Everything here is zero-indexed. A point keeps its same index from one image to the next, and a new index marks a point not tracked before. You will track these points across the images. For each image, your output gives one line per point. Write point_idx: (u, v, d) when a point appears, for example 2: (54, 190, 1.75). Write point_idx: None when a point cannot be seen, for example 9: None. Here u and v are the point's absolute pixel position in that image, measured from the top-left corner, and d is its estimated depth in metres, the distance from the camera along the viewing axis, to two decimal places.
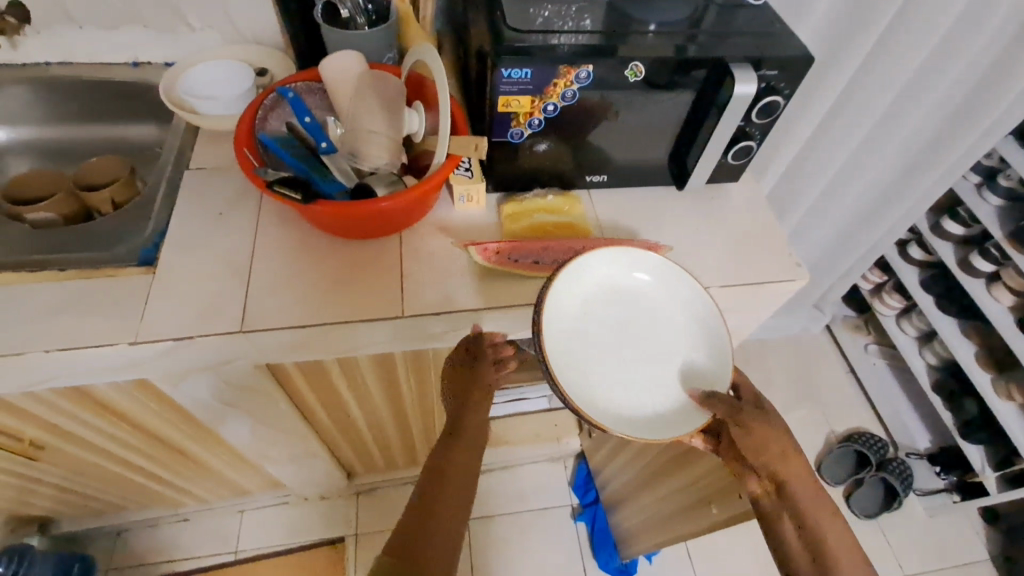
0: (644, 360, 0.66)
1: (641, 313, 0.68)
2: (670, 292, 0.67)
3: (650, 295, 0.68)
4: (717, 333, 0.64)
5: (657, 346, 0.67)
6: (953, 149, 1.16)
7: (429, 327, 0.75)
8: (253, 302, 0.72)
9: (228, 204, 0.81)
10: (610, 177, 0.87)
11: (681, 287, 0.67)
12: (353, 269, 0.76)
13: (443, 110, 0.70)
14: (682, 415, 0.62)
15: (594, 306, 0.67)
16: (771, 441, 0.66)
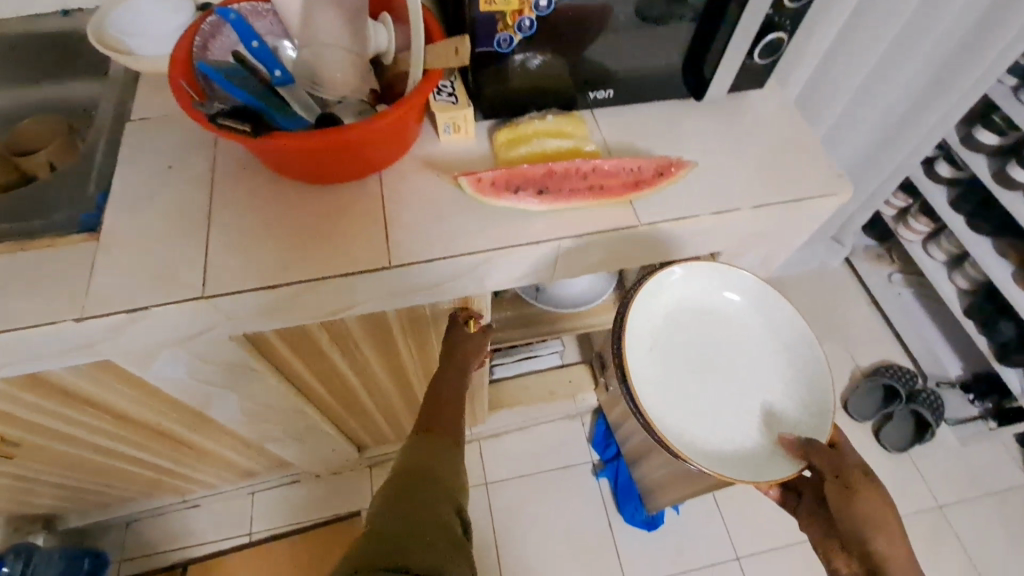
0: (726, 382, 0.72)
1: (723, 331, 0.73)
2: (754, 313, 0.73)
3: (737, 314, 0.74)
4: (812, 382, 0.69)
5: (746, 380, 0.71)
6: (1002, 32, 1.04)
7: (422, 274, 0.66)
8: (217, 263, 0.63)
9: (178, 156, 0.70)
10: (616, 93, 0.75)
11: (774, 311, 0.72)
12: (328, 218, 0.66)
13: (414, 13, 0.58)
14: (775, 464, 0.66)
15: (679, 320, 0.74)
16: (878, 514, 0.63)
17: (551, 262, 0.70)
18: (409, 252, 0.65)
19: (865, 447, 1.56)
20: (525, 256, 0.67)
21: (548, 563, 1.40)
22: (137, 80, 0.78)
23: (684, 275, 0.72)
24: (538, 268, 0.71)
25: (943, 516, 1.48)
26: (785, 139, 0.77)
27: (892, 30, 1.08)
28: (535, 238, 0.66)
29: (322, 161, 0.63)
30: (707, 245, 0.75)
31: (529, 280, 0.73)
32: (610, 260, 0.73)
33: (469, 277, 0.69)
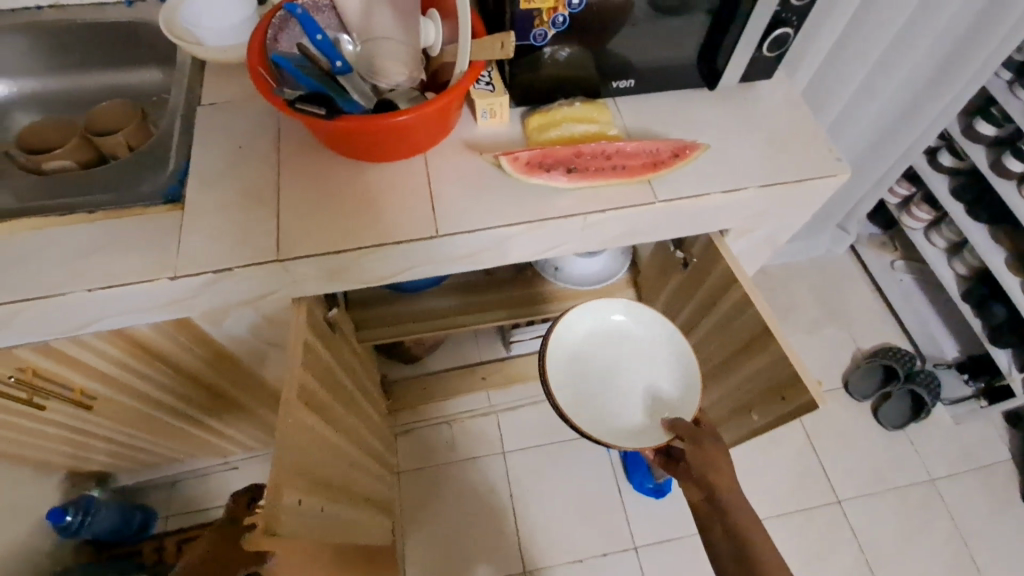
0: (626, 381, 0.95)
1: (626, 344, 0.98)
2: (640, 328, 0.98)
3: (635, 332, 0.98)
4: (687, 372, 0.92)
5: (639, 375, 0.95)
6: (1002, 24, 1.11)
7: (463, 242, 0.74)
8: (285, 231, 0.72)
9: (246, 137, 0.79)
10: (637, 82, 0.83)
11: (659, 329, 0.96)
12: (378, 194, 0.75)
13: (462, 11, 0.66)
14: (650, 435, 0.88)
15: (594, 338, 0.98)
16: (720, 461, 0.80)
17: (578, 234, 0.78)
18: (454, 221, 0.73)
19: (863, 424, 1.64)
20: (554, 227, 0.75)
21: (561, 527, 1.49)
22: (204, 68, 0.87)
23: (582, 310, 0.97)
24: (566, 240, 0.79)
25: (935, 489, 1.56)
26: (790, 126, 0.84)
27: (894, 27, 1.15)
28: (562, 212, 0.75)
29: (374, 144, 0.72)
30: (717, 222, 0.83)
31: (555, 251, 0.81)
32: (629, 233, 0.81)
33: (504, 246, 0.77)
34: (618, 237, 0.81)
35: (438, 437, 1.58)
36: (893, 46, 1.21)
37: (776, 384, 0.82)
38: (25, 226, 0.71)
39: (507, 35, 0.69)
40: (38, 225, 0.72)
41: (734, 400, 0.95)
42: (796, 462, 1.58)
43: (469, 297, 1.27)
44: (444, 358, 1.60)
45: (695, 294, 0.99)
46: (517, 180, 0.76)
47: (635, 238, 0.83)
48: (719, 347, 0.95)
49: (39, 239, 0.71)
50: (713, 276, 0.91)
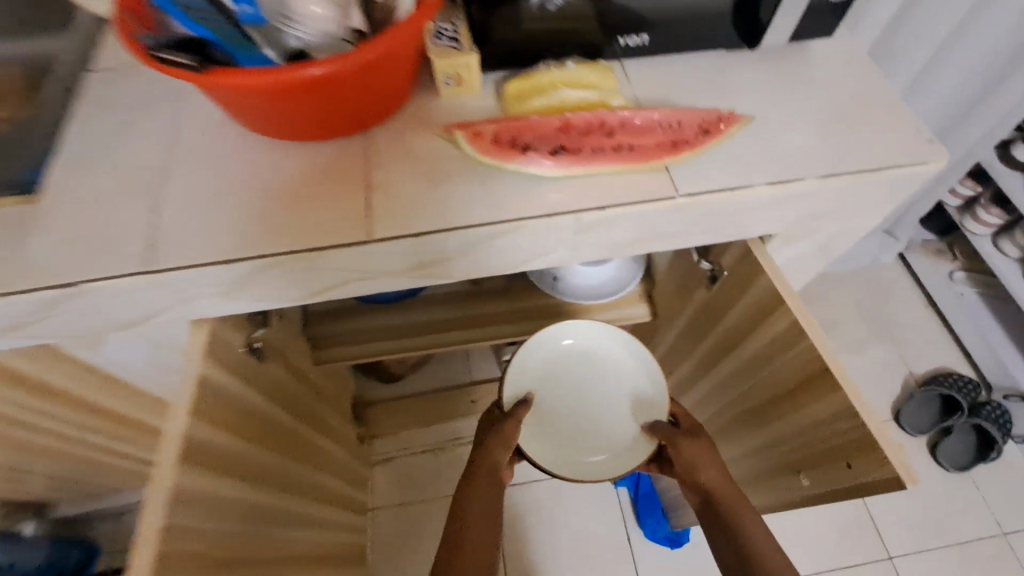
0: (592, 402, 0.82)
1: (583, 363, 0.83)
2: (592, 344, 0.83)
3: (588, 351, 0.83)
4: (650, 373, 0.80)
5: (604, 390, 0.82)
6: None
7: (409, 250, 0.55)
8: (167, 232, 0.53)
9: (138, 111, 0.61)
10: (653, 40, 0.63)
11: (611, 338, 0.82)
12: (299, 184, 0.56)
13: None
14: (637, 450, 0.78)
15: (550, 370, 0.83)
16: (705, 461, 0.69)
17: (568, 241, 0.58)
18: (395, 222, 0.54)
19: (917, 464, 1.39)
20: (532, 231, 0.55)
21: None
22: (102, 28, 0.69)
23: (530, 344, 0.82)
24: (552, 248, 0.58)
25: (1007, 544, 1.32)
26: (860, 97, 0.63)
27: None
28: (544, 209, 0.55)
29: (291, 113, 0.53)
30: (757, 225, 0.62)
31: (540, 263, 0.61)
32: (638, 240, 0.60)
33: (467, 255, 0.57)
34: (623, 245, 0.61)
35: (422, 468, 1.38)
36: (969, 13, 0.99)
37: (839, 443, 0.61)
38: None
39: None
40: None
41: (777, 456, 0.73)
42: (838, 508, 1.34)
43: (448, 312, 1.07)
44: (429, 377, 1.41)
45: (722, 318, 0.78)
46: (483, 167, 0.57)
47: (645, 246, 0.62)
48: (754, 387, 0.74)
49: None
50: (749, 297, 0.70)
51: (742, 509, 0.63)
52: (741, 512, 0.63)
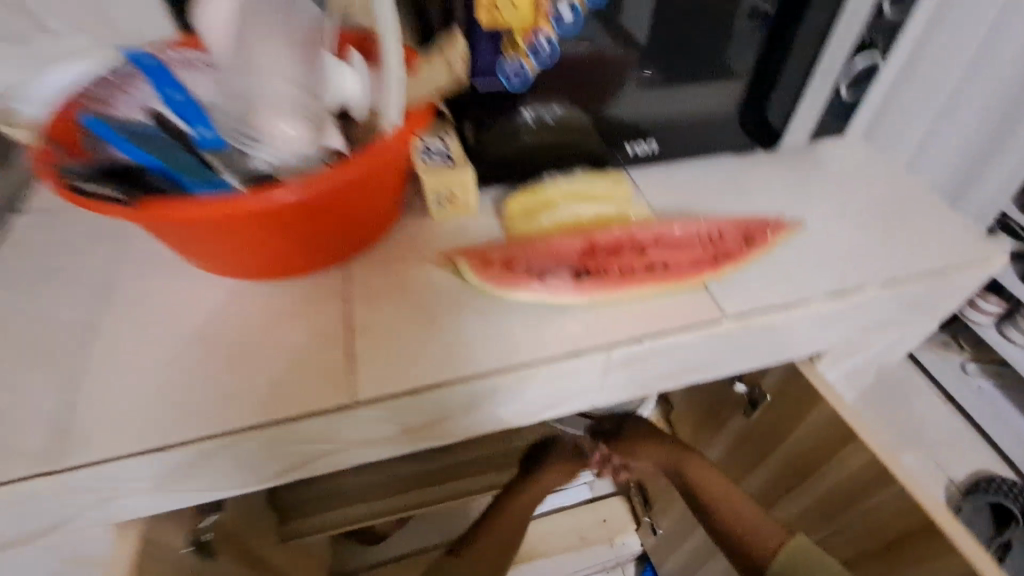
0: None
1: None
2: None
3: None
4: None
5: None
6: None
7: (416, 410, 0.42)
8: (88, 409, 0.40)
9: (70, 258, 0.50)
10: (663, 151, 0.57)
11: None
12: (257, 338, 0.44)
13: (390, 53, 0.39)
14: None
15: None
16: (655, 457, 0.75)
17: (609, 380, 0.46)
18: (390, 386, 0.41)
19: None
20: (548, 374, 0.43)
21: None
22: None
23: None
24: (595, 389, 0.47)
25: None
26: (895, 195, 0.58)
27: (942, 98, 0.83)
28: (598, 338, 0.44)
29: (221, 224, 0.40)
30: (816, 337, 0.51)
31: (580, 407, 0.49)
32: (696, 372, 0.49)
33: (485, 409, 0.44)
34: (681, 380, 0.50)
35: None
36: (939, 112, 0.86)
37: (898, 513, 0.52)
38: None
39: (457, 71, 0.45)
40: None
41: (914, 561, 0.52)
42: None
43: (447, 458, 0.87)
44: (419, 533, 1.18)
45: (767, 431, 0.66)
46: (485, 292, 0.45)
47: (709, 377, 0.51)
48: (820, 482, 0.59)
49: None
50: (796, 400, 0.59)
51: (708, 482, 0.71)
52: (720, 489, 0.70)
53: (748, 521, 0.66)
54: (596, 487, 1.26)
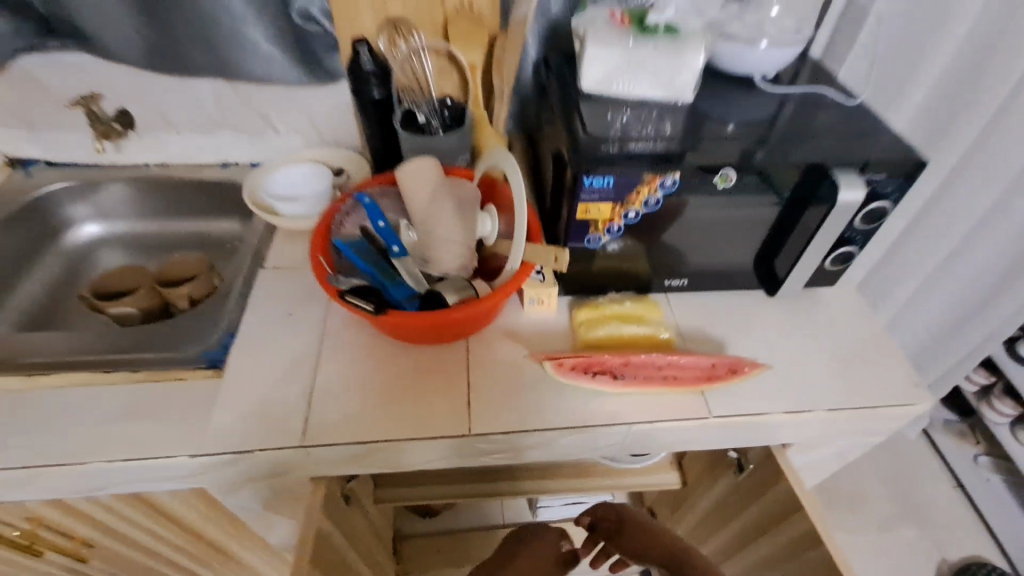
0: None
1: None
2: None
3: None
4: None
5: None
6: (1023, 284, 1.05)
7: (505, 441, 0.68)
8: (317, 407, 0.69)
9: (299, 304, 0.80)
10: (690, 281, 0.81)
11: None
12: (412, 381, 0.71)
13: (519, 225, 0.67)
14: None
15: None
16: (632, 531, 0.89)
17: (629, 442, 0.71)
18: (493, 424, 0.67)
19: None
20: (592, 433, 0.68)
21: None
22: (273, 233, 0.92)
23: None
24: (620, 444, 0.71)
25: None
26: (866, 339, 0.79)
27: (939, 253, 1.11)
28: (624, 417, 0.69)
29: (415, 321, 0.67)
30: (778, 431, 0.73)
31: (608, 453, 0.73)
32: (690, 443, 0.73)
33: (546, 446, 0.69)
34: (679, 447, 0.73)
35: None
36: (945, 261, 1.12)
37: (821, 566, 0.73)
38: (54, 382, 0.71)
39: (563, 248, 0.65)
40: (48, 386, 0.71)
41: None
42: None
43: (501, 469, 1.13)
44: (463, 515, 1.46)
45: (747, 488, 0.87)
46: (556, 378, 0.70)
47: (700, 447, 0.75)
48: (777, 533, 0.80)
49: (61, 397, 0.70)
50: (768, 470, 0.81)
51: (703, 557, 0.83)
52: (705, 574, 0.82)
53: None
54: None
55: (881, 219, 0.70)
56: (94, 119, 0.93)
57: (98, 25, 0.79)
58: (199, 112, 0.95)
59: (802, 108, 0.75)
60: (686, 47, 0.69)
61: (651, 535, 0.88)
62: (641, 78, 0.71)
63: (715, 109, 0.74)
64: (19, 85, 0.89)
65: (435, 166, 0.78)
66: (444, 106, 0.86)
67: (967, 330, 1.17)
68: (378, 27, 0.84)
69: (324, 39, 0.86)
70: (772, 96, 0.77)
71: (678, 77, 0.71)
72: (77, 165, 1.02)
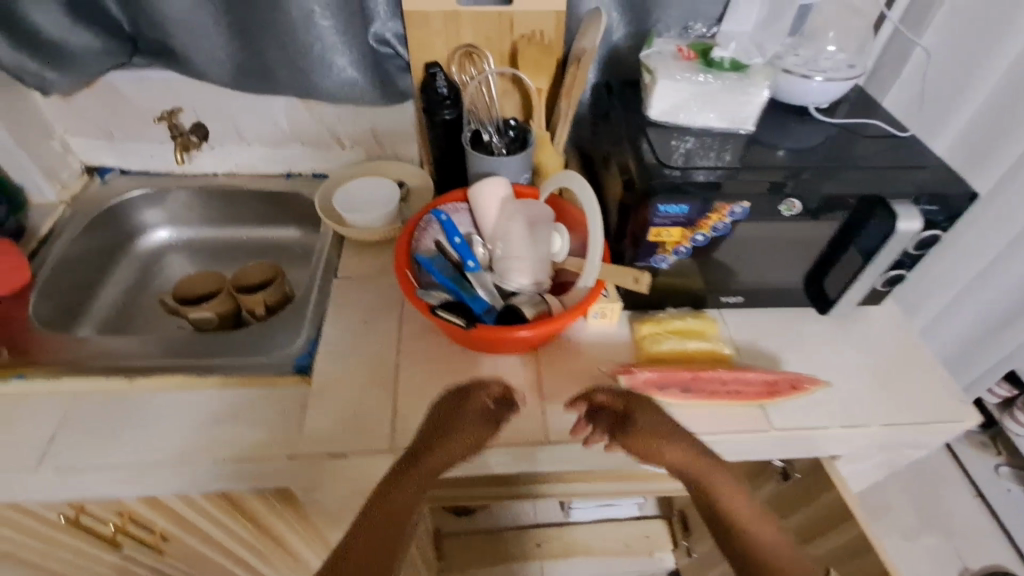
0: None
1: None
2: None
3: None
4: None
5: None
6: None
7: (581, 450, 0.72)
8: (400, 413, 0.73)
9: (375, 313, 0.85)
10: (745, 298, 0.86)
11: None
12: (489, 389, 0.76)
13: (597, 244, 0.72)
14: None
15: None
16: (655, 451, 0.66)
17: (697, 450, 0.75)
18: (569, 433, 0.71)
19: None
20: None
21: None
22: (341, 243, 0.96)
23: None
24: None
25: None
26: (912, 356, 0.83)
27: (964, 278, 1.17)
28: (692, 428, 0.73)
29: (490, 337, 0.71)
30: (835, 442, 0.77)
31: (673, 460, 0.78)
32: (751, 453, 0.77)
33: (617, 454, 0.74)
34: (741, 456, 0.77)
35: None
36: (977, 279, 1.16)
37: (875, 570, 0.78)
38: (151, 385, 0.75)
39: (643, 270, 0.70)
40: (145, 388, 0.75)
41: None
42: None
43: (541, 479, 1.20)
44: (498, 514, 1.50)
45: (797, 493, 0.92)
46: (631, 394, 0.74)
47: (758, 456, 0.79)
48: (830, 540, 0.84)
49: (159, 400, 0.74)
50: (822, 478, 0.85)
51: (718, 489, 0.63)
52: (726, 506, 0.63)
53: (747, 521, 0.63)
54: (643, 508, 1.53)
55: (933, 245, 0.74)
56: (175, 133, 0.97)
57: (190, 45, 0.84)
58: (270, 126, 1.00)
59: (857, 138, 0.79)
60: (750, 84, 0.72)
61: (667, 427, 0.67)
62: (708, 111, 0.75)
63: (775, 138, 0.78)
64: (104, 98, 0.94)
65: (504, 185, 0.82)
66: (508, 127, 0.92)
67: (992, 341, 1.21)
68: (450, 54, 0.89)
69: (397, 62, 0.91)
70: (827, 126, 0.82)
71: (742, 111, 0.74)
72: (149, 173, 1.06)
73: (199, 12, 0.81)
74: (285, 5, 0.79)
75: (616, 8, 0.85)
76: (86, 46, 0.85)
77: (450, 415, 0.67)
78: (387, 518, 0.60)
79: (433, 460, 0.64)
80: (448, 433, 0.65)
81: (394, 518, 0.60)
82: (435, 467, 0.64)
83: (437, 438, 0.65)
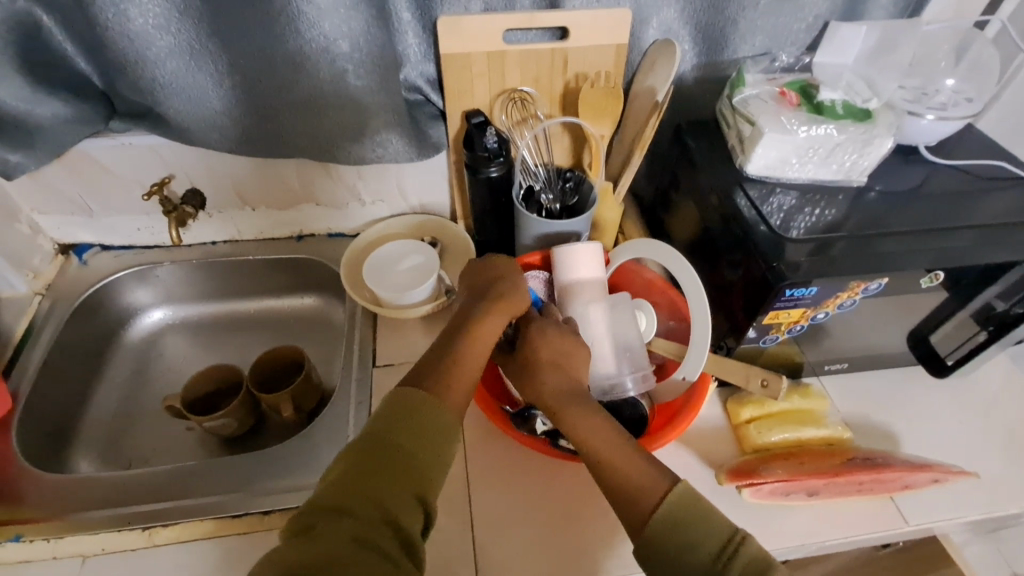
0: None
1: None
2: None
3: None
4: None
5: None
6: None
7: None
8: (482, 550, 0.61)
9: None
10: (850, 364, 0.76)
11: None
12: (577, 507, 0.64)
13: (700, 339, 0.63)
14: None
15: None
16: (534, 371, 0.60)
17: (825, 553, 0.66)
18: None
19: None
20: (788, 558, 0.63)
21: None
22: (376, 321, 0.83)
23: None
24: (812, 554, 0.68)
25: None
26: None
27: None
28: (820, 532, 0.65)
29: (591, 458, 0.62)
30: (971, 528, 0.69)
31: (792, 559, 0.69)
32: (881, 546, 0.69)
33: None
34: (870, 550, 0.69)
35: None
36: None
37: None
38: (174, 535, 0.63)
39: (776, 377, 0.62)
40: (167, 540, 0.63)
41: None
42: None
43: None
44: None
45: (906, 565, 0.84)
46: (749, 501, 0.65)
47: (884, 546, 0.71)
48: None
49: (187, 555, 0.62)
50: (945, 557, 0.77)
51: (583, 427, 0.55)
52: (588, 440, 0.55)
53: (622, 470, 0.52)
54: None
55: None
56: (169, 206, 0.81)
57: (185, 110, 0.69)
58: (278, 187, 0.85)
59: (983, 183, 0.69)
60: (873, 135, 0.64)
61: (548, 367, 0.60)
62: (820, 164, 0.66)
63: (889, 191, 0.68)
64: (77, 171, 0.78)
65: (596, 250, 0.68)
66: (563, 177, 0.79)
67: None
68: (494, 101, 0.76)
69: (428, 109, 0.77)
70: (942, 168, 0.71)
71: (855, 162, 0.66)
72: (135, 247, 0.91)
73: (194, 73, 0.66)
74: (304, 61, 0.65)
75: (689, 39, 0.73)
76: (54, 117, 0.69)
77: (495, 313, 0.61)
78: (405, 425, 0.49)
79: (475, 356, 0.58)
80: (500, 299, 0.62)
81: (432, 445, 0.50)
82: (463, 381, 0.55)
83: (476, 325, 0.60)
